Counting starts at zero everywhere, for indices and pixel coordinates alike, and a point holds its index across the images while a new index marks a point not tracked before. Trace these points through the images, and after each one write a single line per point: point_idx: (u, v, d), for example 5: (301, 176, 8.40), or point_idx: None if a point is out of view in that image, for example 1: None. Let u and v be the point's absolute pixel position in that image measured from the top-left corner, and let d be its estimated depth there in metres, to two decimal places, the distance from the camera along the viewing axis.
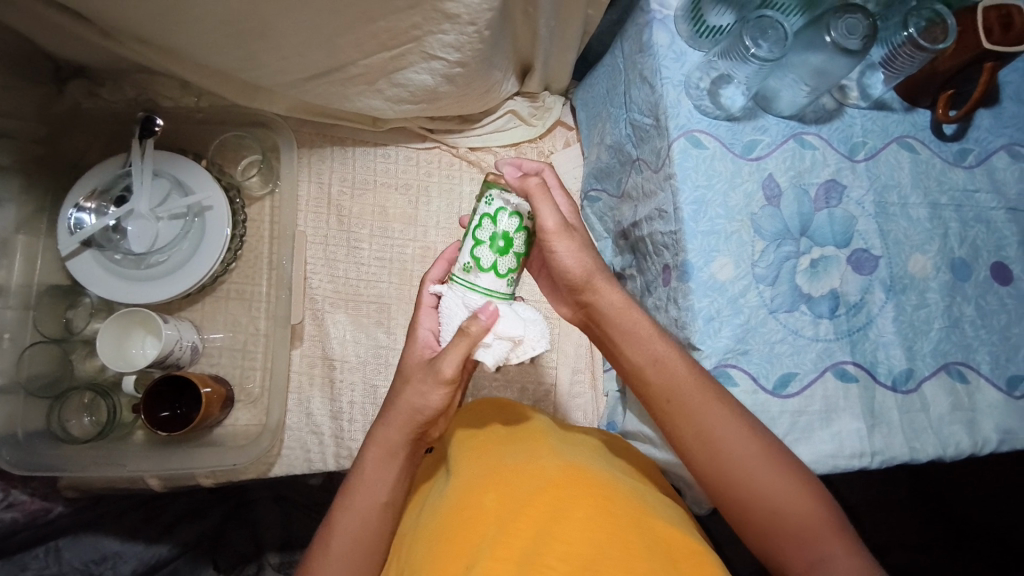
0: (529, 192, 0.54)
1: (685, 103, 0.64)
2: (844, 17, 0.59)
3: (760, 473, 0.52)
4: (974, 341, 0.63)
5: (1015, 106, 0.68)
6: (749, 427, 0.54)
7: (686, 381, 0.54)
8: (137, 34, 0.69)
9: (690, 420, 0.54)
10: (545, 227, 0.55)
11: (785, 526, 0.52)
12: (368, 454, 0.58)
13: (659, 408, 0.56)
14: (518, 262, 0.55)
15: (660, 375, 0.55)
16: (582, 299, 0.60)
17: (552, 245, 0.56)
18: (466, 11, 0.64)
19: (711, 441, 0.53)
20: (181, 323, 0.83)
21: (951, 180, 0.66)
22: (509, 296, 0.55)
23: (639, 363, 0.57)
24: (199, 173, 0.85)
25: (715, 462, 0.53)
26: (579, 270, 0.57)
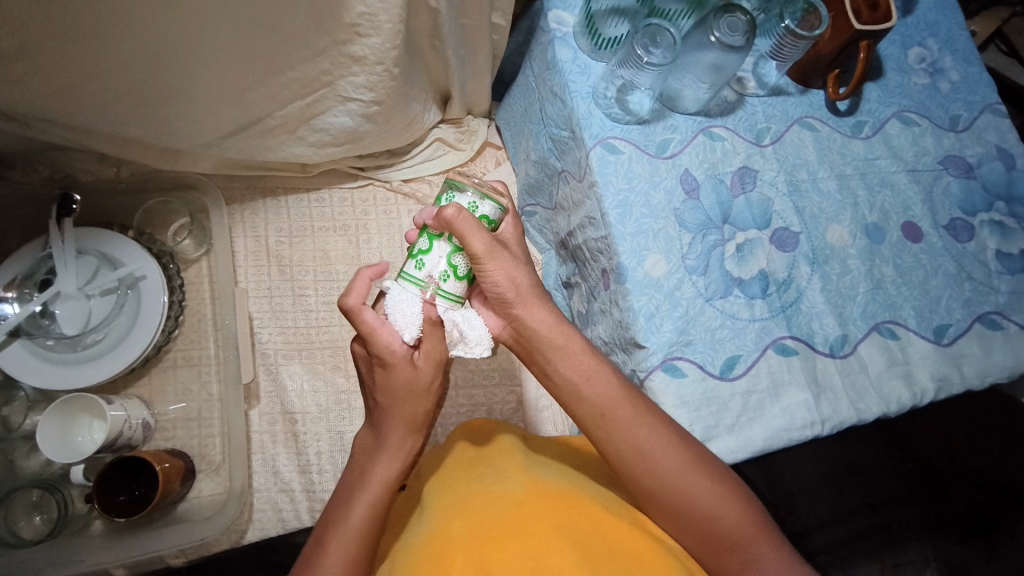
0: (449, 223, 0.49)
1: (596, 113, 0.66)
2: (724, 18, 0.62)
3: (693, 483, 0.53)
4: (898, 299, 0.66)
5: (897, 76, 0.72)
6: (678, 436, 0.54)
7: (617, 400, 0.54)
8: (37, 116, 0.67)
9: (627, 434, 0.53)
10: (477, 253, 0.50)
11: (721, 534, 0.53)
12: (378, 467, 0.56)
13: (592, 430, 0.55)
14: (431, 244, 0.52)
15: (591, 395, 0.54)
16: (512, 316, 0.55)
17: (485, 270, 0.51)
18: (371, 53, 0.65)
19: (644, 456, 0.53)
20: (129, 401, 0.80)
21: (852, 151, 0.70)
22: (418, 281, 0.52)
23: (573, 379, 0.54)
24: (128, 244, 0.82)
25: (653, 475, 0.53)
26: (511, 288, 0.53)
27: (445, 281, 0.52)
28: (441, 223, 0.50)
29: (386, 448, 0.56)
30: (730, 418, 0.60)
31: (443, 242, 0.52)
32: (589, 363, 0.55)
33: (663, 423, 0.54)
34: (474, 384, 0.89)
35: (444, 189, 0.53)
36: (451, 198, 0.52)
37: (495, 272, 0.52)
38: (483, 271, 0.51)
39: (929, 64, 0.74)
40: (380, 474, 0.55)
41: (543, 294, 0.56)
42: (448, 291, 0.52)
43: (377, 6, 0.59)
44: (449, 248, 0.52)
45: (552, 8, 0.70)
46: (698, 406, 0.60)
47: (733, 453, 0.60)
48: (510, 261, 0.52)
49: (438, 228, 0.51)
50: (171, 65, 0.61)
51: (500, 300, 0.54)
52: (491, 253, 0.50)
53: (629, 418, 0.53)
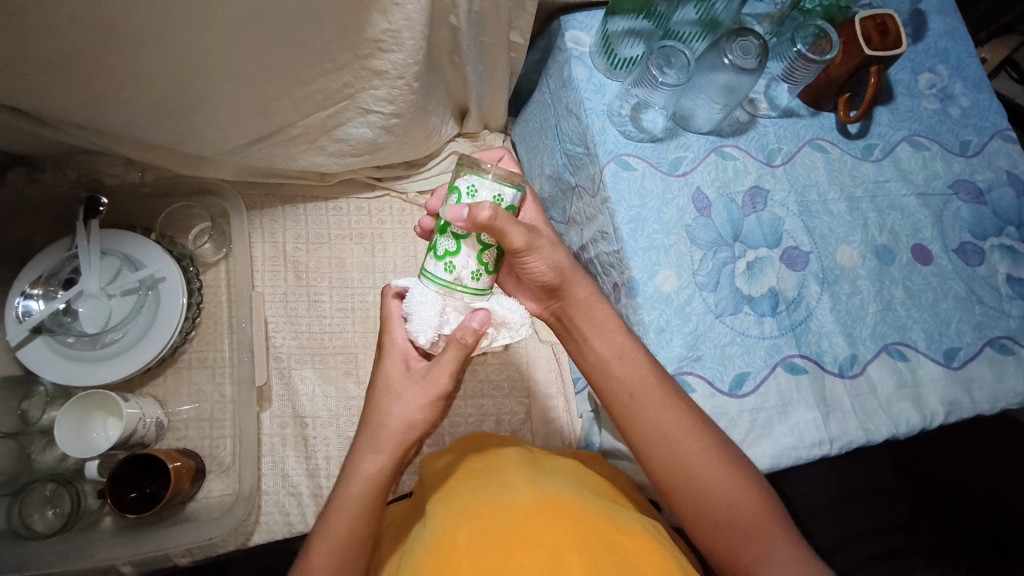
0: (489, 225, 0.49)
1: (611, 130, 0.68)
2: (737, 41, 0.64)
3: (714, 468, 0.54)
4: (907, 320, 0.66)
5: (907, 101, 0.74)
6: (703, 423, 0.55)
7: (646, 380, 0.56)
8: (72, 120, 0.70)
9: (649, 416, 0.55)
10: (519, 247, 0.51)
11: (738, 522, 0.53)
12: (350, 489, 0.55)
13: (620, 407, 0.57)
14: (458, 246, 0.52)
15: (621, 374, 0.56)
16: (556, 295, 0.59)
17: (527, 261, 0.54)
18: (393, 67, 0.67)
19: (669, 436, 0.55)
20: (144, 400, 0.81)
21: (863, 174, 0.70)
22: (450, 282, 0.53)
23: (606, 356, 0.57)
24: (149, 247, 0.84)
25: (675, 460, 0.54)
26: (556, 273, 0.57)
27: (476, 279, 0.54)
28: (475, 227, 0.49)
29: (369, 444, 0.56)
30: (738, 434, 0.61)
31: (472, 242, 0.52)
32: (620, 342, 0.57)
33: (689, 408, 0.55)
34: (483, 394, 0.90)
35: (461, 184, 0.51)
36: (474, 195, 0.51)
37: (536, 261, 0.55)
38: (525, 260, 0.54)
39: (939, 90, 0.75)
40: (363, 472, 0.56)
41: (580, 271, 0.59)
42: (479, 287, 0.54)
43: (400, 23, 0.61)
44: (479, 247, 0.53)
45: (569, 28, 0.72)
46: None
47: None
48: (552, 246, 0.56)
49: (468, 230, 0.51)
50: (201, 76, 0.64)
51: (544, 284, 0.57)
52: (531, 245, 0.52)
53: (657, 398, 0.55)
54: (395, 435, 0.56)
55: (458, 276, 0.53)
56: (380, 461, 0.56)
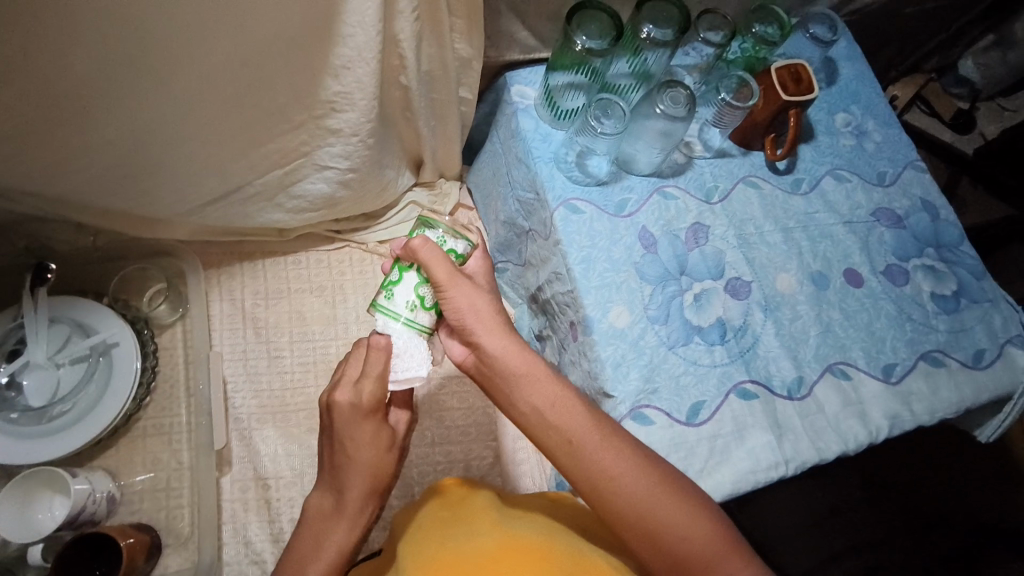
0: (414, 251, 0.55)
1: (559, 177, 0.71)
2: (667, 92, 0.69)
3: (664, 505, 0.51)
4: (846, 340, 0.70)
5: (827, 138, 0.80)
6: (646, 461, 0.53)
7: (583, 425, 0.54)
8: (20, 190, 0.69)
9: (594, 461, 0.52)
10: (438, 278, 0.54)
11: (693, 558, 0.51)
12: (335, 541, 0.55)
13: (561, 458, 0.54)
14: (400, 276, 0.56)
15: (557, 422, 0.54)
16: (474, 345, 0.57)
17: (447, 299, 0.55)
18: (347, 125, 0.69)
19: (614, 483, 0.52)
20: (93, 475, 0.78)
21: (794, 207, 0.76)
22: (390, 310, 0.56)
23: (539, 405, 0.55)
24: (101, 312, 0.82)
25: (623, 504, 0.52)
26: (471, 316, 0.56)
27: (411, 312, 0.56)
28: (407, 253, 0.55)
29: (352, 497, 0.57)
30: (698, 463, 0.62)
31: (411, 274, 0.56)
32: (552, 391, 0.55)
33: (629, 447, 0.54)
34: (450, 441, 0.89)
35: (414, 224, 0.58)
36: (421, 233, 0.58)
37: (455, 300, 0.55)
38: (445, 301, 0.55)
39: (854, 127, 0.82)
40: (354, 519, 0.56)
41: (506, 323, 0.58)
42: (413, 321, 0.56)
43: (352, 86, 0.63)
44: (417, 281, 0.56)
45: (514, 83, 0.77)
46: (667, 452, 0.62)
47: None
48: (472, 287, 0.56)
49: (408, 259, 0.56)
50: (155, 141, 0.65)
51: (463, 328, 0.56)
52: (452, 281, 0.55)
53: (596, 443, 0.53)
54: (382, 482, 0.58)
55: (396, 305, 0.56)
56: (369, 508, 0.58)
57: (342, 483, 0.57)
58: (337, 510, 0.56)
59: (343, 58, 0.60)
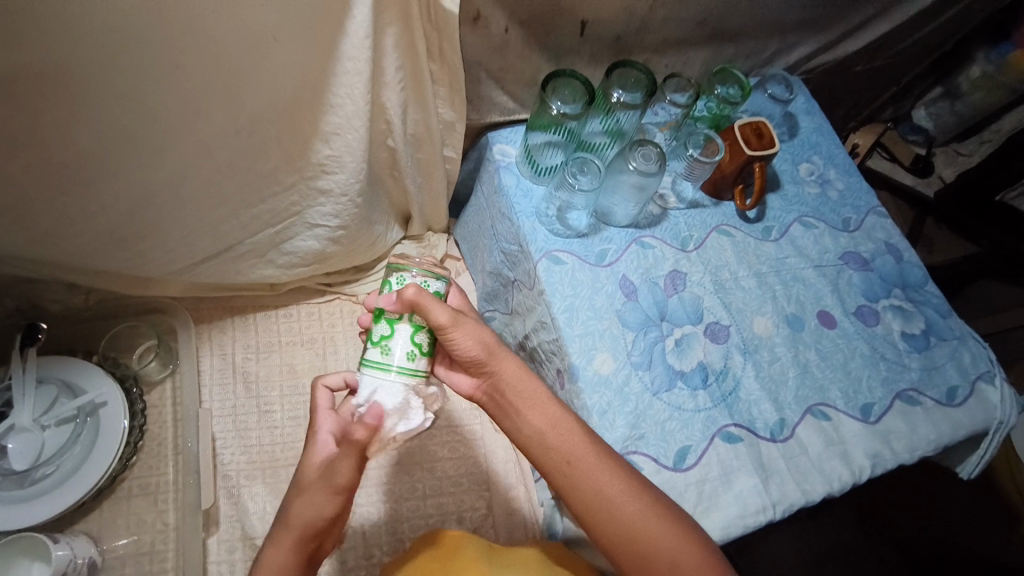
0: (414, 302, 0.53)
1: (540, 230, 0.75)
2: (638, 150, 0.73)
3: (657, 527, 0.52)
4: (824, 381, 0.72)
5: (793, 187, 0.85)
6: (640, 483, 0.55)
7: (580, 446, 0.56)
8: (16, 256, 0.71)
9: (591, 479, 0.54)
10: (443, 323, 0.53)
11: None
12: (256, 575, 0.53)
13: (559, 478, 0.56)
14: (392, 328, 0.54)
15: (556, 442, 0.56)
16: (486, 372, 0.61)
17: (453, 338, 0.55)
18: (336, 186, 0.72)
19: (609, 505, 0.54)
20: (75, 539, 0.76)
21: (765, 253, 0.79)
22: (388, 364, 0.53)
23: (540, 427, 0.57)
24: (91, 371, 0.83)
25: (618, 524, 0.53)
26: (481, 349, 0.58)
27: (411, 360, 0.54)
28: (402, 305, 0.53)
29: (277, 537, 0.54)
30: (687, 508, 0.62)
31: (404, 325, 0.54)
32: (552, 412, 0.58)
33: (624, 470, 0.55)
34: (443, 492, 0.89)
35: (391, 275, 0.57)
36: (403, 283, 0.56)
37: (461, 339, 0.57)
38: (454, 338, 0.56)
39: (818, 176, 0.87)
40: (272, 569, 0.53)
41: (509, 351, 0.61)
42: (414, 368, 0.54)
43: (342, 150, 0.67)
44: (412, 329, 0.54)
45: (496, 143, 0.81)
46: None
47: None
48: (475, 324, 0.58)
49: (400, 311, 0.54)
50: (151, 207, 0.68)
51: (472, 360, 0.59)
52: (456, 320, 0.55)
53: (592, 463, 0.55)
54: (298, 530, 0.53)
55: (394, 357, 0.53)
56: (287, 556, 0.53)
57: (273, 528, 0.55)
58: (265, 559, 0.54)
59: (332, 125, 0.64)
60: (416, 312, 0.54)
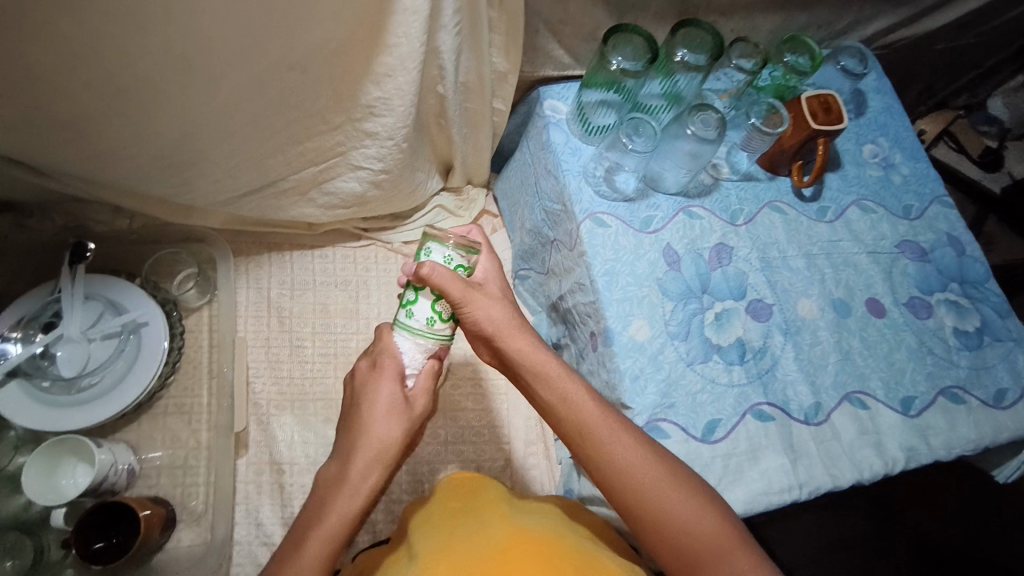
0: (429, 279, 0.55)
1: (586, 190, 0.73)
2: (698, 115, 0.70)
3: (668, 496, 0.52)
4: (865, 370, 0.70)
5: (855, 168, 0.81)
6: (654, 454, 0.54)
7: (592, 415, 0.56)
8: (67, 172, 0.72)
9: (603, 450, 0.54)
10: (453, 297, 0.55)
11: (697, 548, 0.51)
12: (337, 502, 0.55)
13: (574, 444, 0.56)
14: (416, 297, 0.57)
15: (570, 412, 0.57)
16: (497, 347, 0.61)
17: (467, 313, 0.57)
18: (383, 129, 0.71)
19: (622, 474, 0.53)
20: (117, 446, 0.80)
21: (818, 234, 0.76)
22: (412, 327, 0.58)
23: (551, 400, 0.58)
24: (134, 292, 0.85)
25: (631, 491, 0.53)
26: (489, 325, 0.59)
27: (430, 324, 0.58)
28: (419, 279, 0.55)
29: (357, 456, 0.57)
30: (711, 480, 0.62)
31: (426, 294, 0.57)
32: (568, 384, 0.58)
33: (639, 440, 0.55)
34: (463, 440, 0.91)
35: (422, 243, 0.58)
36: (428, 254, 0.57)
37: (474, 315, 0.58)
38: (466, 314, 0.57)
39: (882, 159, 0.82)
40: (360, 487, 0.56)
41: (521, 325, 0.61)
42: (434, 331, 0.58)
43: (392, 92, 0.65)
44: (432, 299, 0.57)
45: (547, 98, 0.78)
46: None
47: None
48: (488, 299, 0.58)
49: (419, 283, 0.56)
50: (203, 135, 0.67)
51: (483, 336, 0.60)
52: (467, 300, 0.56)
53: (605, 433, 0.54)
54: (394, 451, 0.58)
55: (416, 322, 0.58)
56: (378, 475, 0.57)
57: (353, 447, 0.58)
58: (345, 476, 0.56)
59: (385, 66, 0.62)
60: (433, 288, 0.56)
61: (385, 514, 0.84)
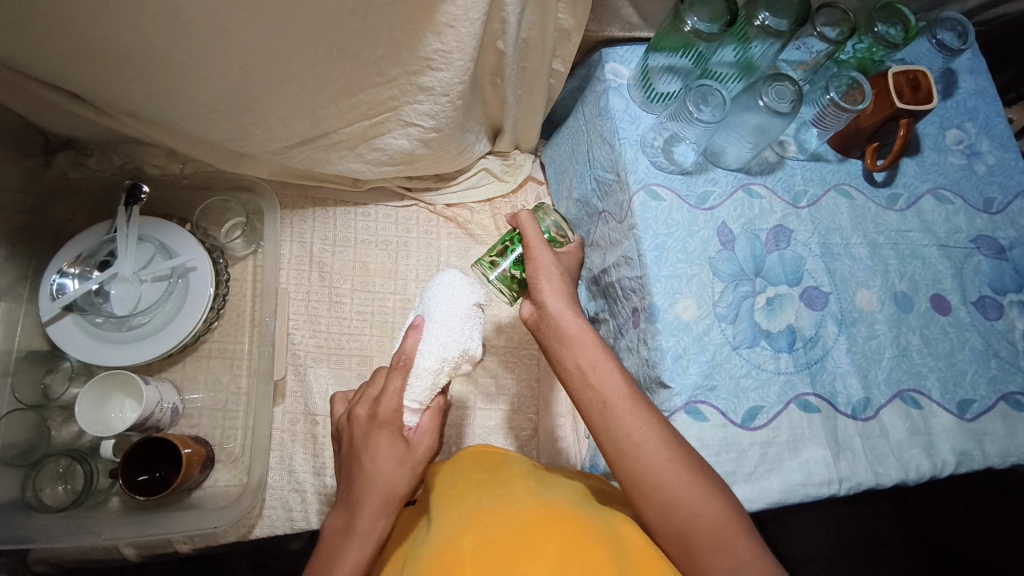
0: (518, 219, 0.64)
1: (642, 160, 0.70)
2: (773, 85, 0.65)
3: (678, 479, 0.51)
4: (923, 368, 0.67)
5: (934, 155, 0.75)
6: (673, 439, 0.54)
7: (617, 389, 0.55)
8: (124, 108, 0.74)
9: (625, 421, 0.54)
10: (529, 236, 0.62)
11: (700, 535, 0.50)
12: (350, 551, 0.54)
13: (591, 414, 0.56)
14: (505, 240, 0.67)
15: (595, 380, 0.56)
16: (541, 309, 0.61)
17: (533, 257, 0.62)
18: (439, 84, 0.70)
19: (639, 450, 0.53)
20: (163, 385, 0.83)
21: (886, 223, 0.72)
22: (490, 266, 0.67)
23: (579, 364, 0.57)
24: (183, 236, 0.86)
25: (643, 473, 0.52)
26: (543, 276, 0.61)
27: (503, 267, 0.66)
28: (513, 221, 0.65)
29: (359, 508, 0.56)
30: (748, 467, 0.61)
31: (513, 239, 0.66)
32: (594, 352, 0.57)
33: (657, 421, 0.54)
34: (493, 407, 0.91)
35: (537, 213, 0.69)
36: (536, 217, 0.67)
37: (537, 265, 0.62)
38: (532, 261, 0.62)
39: (966, 146, 0.77)
40: (368, 533, 0.55)
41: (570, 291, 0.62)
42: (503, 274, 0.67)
43: (452, 45, 0.64)
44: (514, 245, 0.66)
45: (609, 61, 0.75)
46: (717, 451, 0.61)
47: (748, 502, 0.60)
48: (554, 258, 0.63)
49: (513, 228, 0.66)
50: (260, 79, 0.67)
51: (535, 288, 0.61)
52: (539, 246, 0.62)
53: (627, 409, 0.54)
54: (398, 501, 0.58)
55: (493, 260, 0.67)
56: (383, 521, 0.56)
57: (361, 493, 0.57)
58: (353, 526, 0.56)
59: (449, 15, 0.60)
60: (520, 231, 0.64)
61: None
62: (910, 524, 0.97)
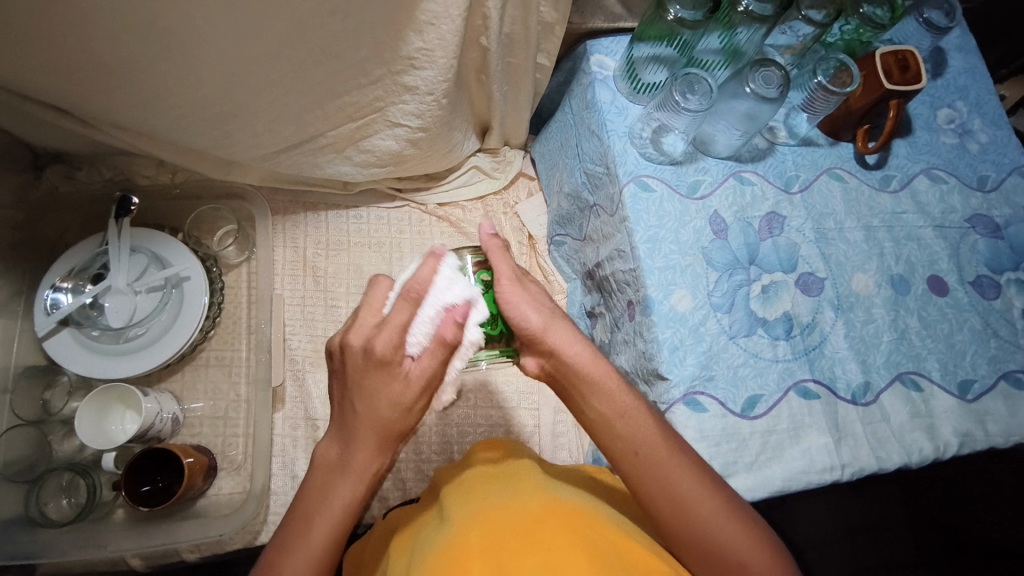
0: (491, 249, 0.54)
1: (631, 151, 0.70)
2: (760, 71, 0.65)
3: (719, 523, 0.51)
4: (922, 351, 0.67)
5: (927, 134, 0.75)
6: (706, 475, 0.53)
7: (649, 436, 0.54)
8: (108, 119, 0.73)
9: (659, 474, 0.52)
10: (501, 274, 0.53)
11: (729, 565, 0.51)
12: (340, 488, 0.53)
13: (624, 464, 0.54)
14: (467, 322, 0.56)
15: (626, 430, 0.54)
16: (555, 358, 0.55)
17: (506, 297, 0.52)
18: (424, 83, 0.69)
19: (676, 493, 0.52)
20: (162, 396, 0.83)
21: (880, 205, 0.71)
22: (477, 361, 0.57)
23: (606, 416, 0.55)
24: (176, 246, 0.86)
25: (676, 515, 0.52)
26: (537, 329, 0.53)
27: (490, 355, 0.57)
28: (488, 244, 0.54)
29: (355, 439, 0.52)
30: (749, 455, 0.61)
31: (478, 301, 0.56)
32: (624, 403, 0.55)
33: (695, 465, 0.53)
34: (493, 405, 0.91)
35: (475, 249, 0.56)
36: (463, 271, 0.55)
37: (519, 305, 0.53)
38: (509, 306, 0.53)
39: (958, 125, 0.76)
40: (363, 472, 0.53)
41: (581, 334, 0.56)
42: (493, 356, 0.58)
43: (435, 42, 0.63)
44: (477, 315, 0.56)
45: (595, 52, 0.75)
46: (717, 441, 0.61)
47: (750, 492, 0.60)
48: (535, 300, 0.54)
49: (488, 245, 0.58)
50: (243, 85, 0.67)
51: (532, 338, 0.54)
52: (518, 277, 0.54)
53: (663, 460, 0.52)
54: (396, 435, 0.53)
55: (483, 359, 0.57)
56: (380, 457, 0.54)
57: (350, 429, 0.52)
58: (346, 460, 0.53)
59: (429, 13, 0.60)
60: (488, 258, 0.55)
61: (415, 473, 0.86)
62: (913, 505, 0.97)
